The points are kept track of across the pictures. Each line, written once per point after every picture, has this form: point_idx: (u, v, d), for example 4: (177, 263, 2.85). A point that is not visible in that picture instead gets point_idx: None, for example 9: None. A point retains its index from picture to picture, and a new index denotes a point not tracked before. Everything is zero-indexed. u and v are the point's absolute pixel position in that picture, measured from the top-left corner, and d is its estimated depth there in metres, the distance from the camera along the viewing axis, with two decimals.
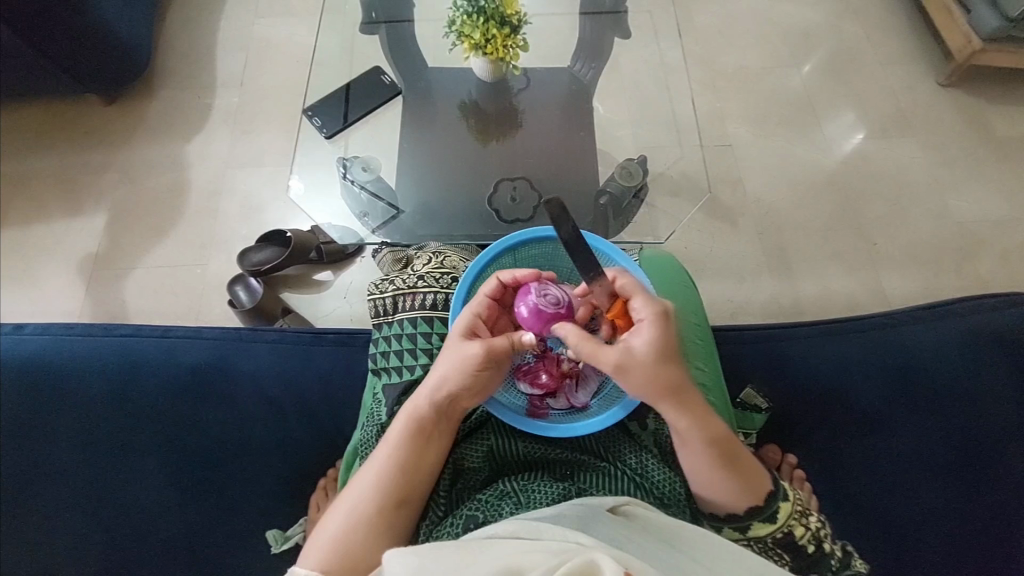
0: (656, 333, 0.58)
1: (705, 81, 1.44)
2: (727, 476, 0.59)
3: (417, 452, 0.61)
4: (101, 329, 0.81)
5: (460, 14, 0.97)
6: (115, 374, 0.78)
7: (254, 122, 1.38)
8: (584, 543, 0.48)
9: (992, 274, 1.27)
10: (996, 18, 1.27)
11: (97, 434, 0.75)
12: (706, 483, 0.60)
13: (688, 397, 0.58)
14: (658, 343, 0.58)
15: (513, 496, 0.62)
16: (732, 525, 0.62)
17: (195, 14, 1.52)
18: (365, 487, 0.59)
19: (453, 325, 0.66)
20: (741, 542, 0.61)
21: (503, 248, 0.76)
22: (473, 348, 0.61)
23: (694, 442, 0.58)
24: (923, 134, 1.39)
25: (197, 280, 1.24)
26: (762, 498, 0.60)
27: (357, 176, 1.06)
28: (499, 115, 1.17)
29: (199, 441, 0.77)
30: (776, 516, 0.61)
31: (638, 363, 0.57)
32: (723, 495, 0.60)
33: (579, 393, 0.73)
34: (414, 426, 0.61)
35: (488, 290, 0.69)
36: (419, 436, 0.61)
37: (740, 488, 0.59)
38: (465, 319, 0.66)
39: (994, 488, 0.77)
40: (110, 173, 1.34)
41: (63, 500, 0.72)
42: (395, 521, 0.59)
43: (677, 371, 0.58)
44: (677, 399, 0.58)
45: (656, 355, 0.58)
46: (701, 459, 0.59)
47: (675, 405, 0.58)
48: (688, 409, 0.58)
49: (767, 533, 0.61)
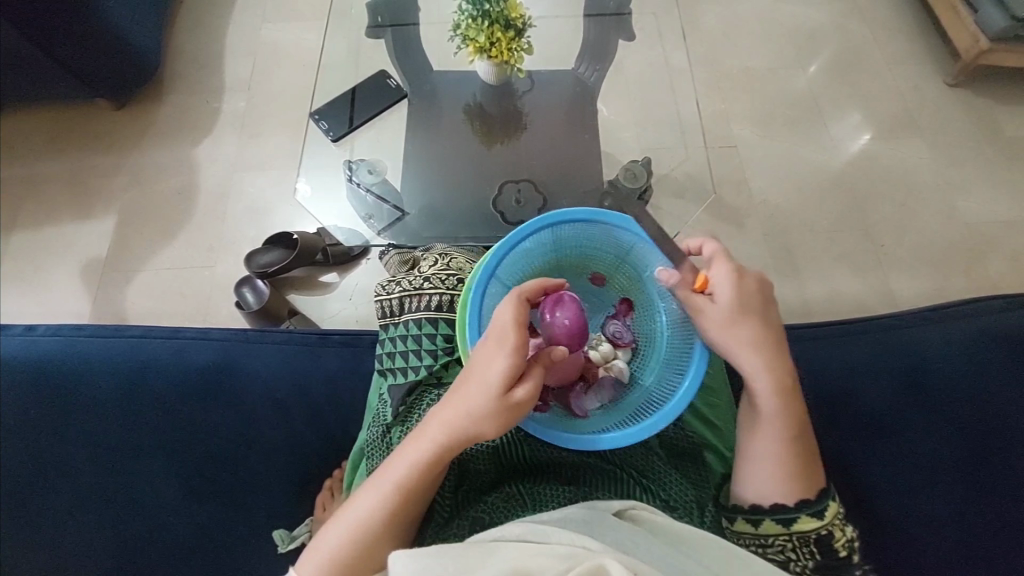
0: (739, 286, 0.61)
1: (710, 82, 1.44)
2: (782, 456, 0.58)
3: (425, 488, 0.59)
4: (111, 329, 0.82)
5: (465, 17, 0.97)
6: (122, 375, 0.78)
7: (261, 125, 1.40)
8: (591, 547, 0.48)
9: (1001, 275, 1.26)
10: (1003, 18, 1.27)
11: (104, 434, 0.76)
12: (769, 477, 0.59)
13: (781, 358, 0.60)
14: (740, 301, 0.61)
15: (519, 501, 0.63)
16: (774, 518, 0.58)
17: (203, 17, 1.53)
18: (362, 512, 0.57)
19: (483, 370, 0.56)
20: (781, 535, 0.58)
21: (550, 223, 0.73)
22: (517, 396, 0.56)
23: (767, 410, 0.59)
24: (931, 134, 1.39)
25: (205, 282, 1.26)
26: (813, 492, 0.58)
27: (363, 179, 1.07)
28: (503, 117, 1.18)
29: (205, 441, 0.78)
30: (824, 512, 0.57)
31: (713, 315, 0.62)
32: (780, 489, 0.58)
33: (586, 400, 0.71)
34: (423, 464, 0.58)
35: (510, 316, 0.57)
36: (433, 472, 0.58)
37: (801, 467, 0.58)
38: (496, 348, 0.56)
39: (1011, 491, 0.76)
40: (119, 176, 1.36)
41: (68, 501, 0.73)
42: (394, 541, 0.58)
43: (762, 327, 0.61)
44: (759, 353, 0.60)
45: (724, 320, 0.61)
46: (775, 431, 0.59)
47: (762, 359, 0.60)
48: (779, 370, 0.60)
49: (810, 528, 0.57)
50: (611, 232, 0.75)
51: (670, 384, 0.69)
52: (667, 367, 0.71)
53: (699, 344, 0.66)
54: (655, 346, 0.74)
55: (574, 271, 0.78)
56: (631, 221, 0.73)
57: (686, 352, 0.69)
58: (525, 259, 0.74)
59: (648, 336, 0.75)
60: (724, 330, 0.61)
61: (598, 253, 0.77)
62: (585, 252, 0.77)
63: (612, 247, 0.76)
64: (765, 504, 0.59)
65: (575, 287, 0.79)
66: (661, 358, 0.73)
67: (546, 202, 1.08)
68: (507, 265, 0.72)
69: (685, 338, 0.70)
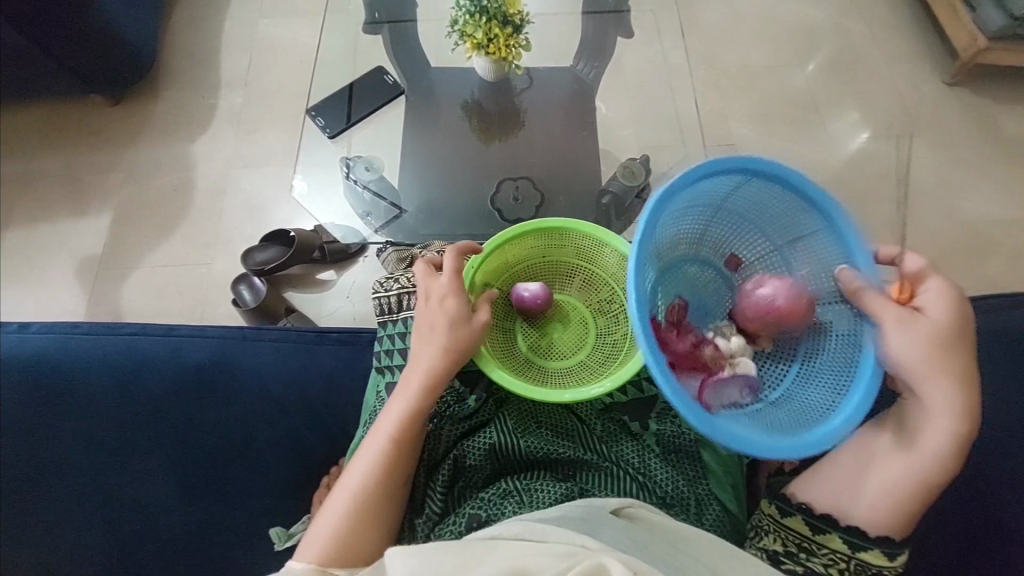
0: (955, 307, 0.56)
1: (708, 80, 1.44)
2: (911, 498, 0.55)
3: (415, 436, 0.62)
4: (106, 327, 0.79)
5: (463, 13, 0.96)
6: (117, 374, 0.76)
7: (258, 122, 1.39)
8: (590, 546, 0.48)
9: (998, 274, 1.26)
10: (1002, 17, 1.28)
11: (102, 433, 0.74)
12: (868, 506, 0.56)
13: (973, 406, 0.54)
14: (953, 327, 0.55)
15: (516, 496, 0.63)
16: (843, 536, 0.56)
17: (199, 13, 1.52)
18: (358, 478, 0.59)
19: (444, 310, 0.65)
20: (840, 552, 0.56)
21: (744, 169, 0.63)
22: (480, 318, 0.67)
23: (927, 451, 0.55)
24: (929, 133, 1.39)
25: (201, 280, 1.25)
26: (902, 534, 0.55)
27: (360, 176, 1.07)
28: (501, 115, 1.18)
29: (202, 440, 0.77)
30: (897, 556, 0.55)
31: (922, 334, 0.55)
32: (882, 523, 0.55)
33: (715, 395, 0.63)
34: (412, 411, 0.61)
35: (451, 264, 0.68)
36: (420, 416, 0.62)
37: (916, 513, 0.55)
38: (450, 291, 0.66)
39: None
40: (115, 173, 1.35)
41: (56, 502, 0.71)
42: (392, 508, 0.60)
43: (966, 368, 0.55)
44: (957, 391, 0.54)
45: (937, 339, 0.55)
46: (918, 475, 0.55)
47: (952, 401, 0.54)
48: (967, 420, 0.54)
49: (872, 563, 0.55)
50: (791, 207, 0.66)
51: (821, 402, 0.63)
52: (806, 381, 0.65)
53: (871, 360, 0.60)
54: (790, 354, 0.68)
55: (709, 243, 0.70)
56: (824, 197, 0.63)
57: (845, 368, 0.62)
58: (689, 206, 0.65)
59: (784, 342, 0.68)
60: (929, 350, 0.54)
61: (749, 232, 0.70)
62: (734, 222, 0.69)
63: (776, 225, 0.68)
64: (843, 520, 0.57)
65: (704, 262, 0.71)
66: (796, 369, 0.66)
67: (544, 202, 1.08)
68: (679, 206, 0.63)
69: (844, 351, 0.63)
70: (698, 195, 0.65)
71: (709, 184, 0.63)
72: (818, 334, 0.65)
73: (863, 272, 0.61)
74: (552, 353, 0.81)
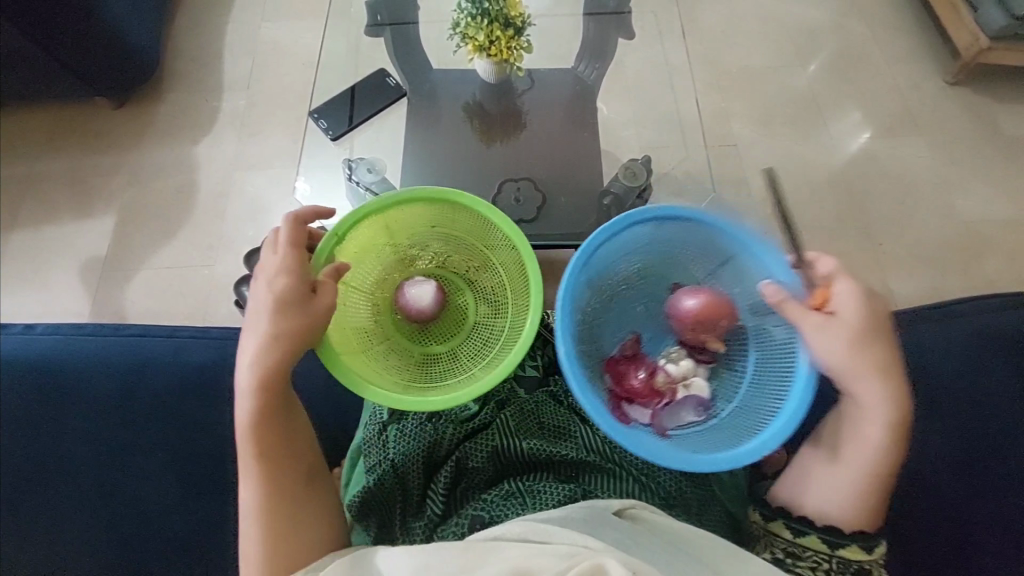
0: (864, 305, 0.57)
1: (710, 81, 1.44)
2: (874, 492, 0.56)
3: (271, 432, 0.59)
4: (111, 327, 0.80)
5: (465, 15, 0.97)
6: (122, 370, 0.77)
7: (261, 125, 1.39)
8: (593, 546, 0.49)
9: (998, 274, 1.26)
10: (1003, 16, 1.27)
11: (105, 435, 0.75)
12: (836, 504, 0.57)
13: (898, 393, 0.56)
14: (864, 324, 0.56)
15: (519, 496, 0.64)
16: (821, 534, 0.56)
17: (203, 17, 1.53)
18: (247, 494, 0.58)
19: (267, 298, 0.60)
20: (823, 553, 0.56)
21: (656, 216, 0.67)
22: (318, 307, 0.61)
23: (869, 443, 0.56)
24: (930, 133, 1.39)
25: (205, 280, 1.26)
26: (871, 526, 0.57)
27: (362, 177, 1.06)
28: (502, 116, 1.18)
29: (207, 442, 0.76)
30: (874, 548, 0.56)
31: (843, 335, 0.56)
32: (846, 517, 0.57)
33: (667, 417, 0.66)
34: (260, 409, 0.58)
35: (286, 239, 0.63)
36: (270, 412, 0.59)
37: (878, 504, 0.57)
38: (275, 275, 0.61)
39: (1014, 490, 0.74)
40: (120, 175, 1.36)
41: (54, 500, 0.72)
42: (302, 508, 0.59)
43: (889, 360, 0.56)
44: (884, 383, 0.56)
45: (854, 339, 0.56)
46: (870, 469, 0.56)
47: (881, 392, 0.56)
48: (896, 407, 0.56)
49: (851, 559, 0.56)
50: (714, 239, 0.68)
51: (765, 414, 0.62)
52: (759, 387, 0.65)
53: (805, 367, 0.59)
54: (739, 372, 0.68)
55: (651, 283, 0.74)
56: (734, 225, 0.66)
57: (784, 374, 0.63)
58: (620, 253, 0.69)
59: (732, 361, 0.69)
60: (852, 349, 0.56)
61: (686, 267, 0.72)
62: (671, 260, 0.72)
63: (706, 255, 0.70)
64: (818, 521, 0.57)
65: (652, 296, 0.74)
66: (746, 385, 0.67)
67: (545, 201, 1.08)
68: (607, 248, 0.67)
69: (782, 362, 0.63)
70: (625, 245, 0.69)
71: (632, 233, 0.67)
72: (762, 351, 0.66)
73: (785, 286, 0.62)
74: (428, 333, 0.81)
